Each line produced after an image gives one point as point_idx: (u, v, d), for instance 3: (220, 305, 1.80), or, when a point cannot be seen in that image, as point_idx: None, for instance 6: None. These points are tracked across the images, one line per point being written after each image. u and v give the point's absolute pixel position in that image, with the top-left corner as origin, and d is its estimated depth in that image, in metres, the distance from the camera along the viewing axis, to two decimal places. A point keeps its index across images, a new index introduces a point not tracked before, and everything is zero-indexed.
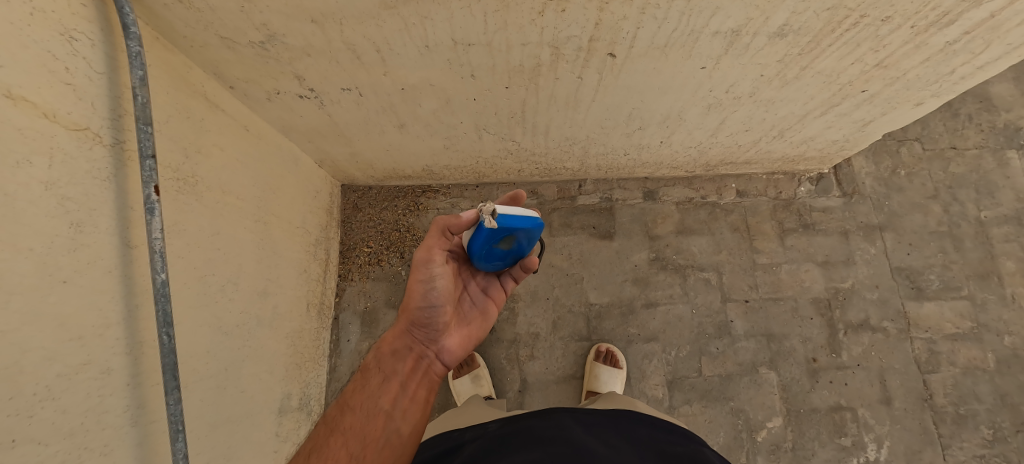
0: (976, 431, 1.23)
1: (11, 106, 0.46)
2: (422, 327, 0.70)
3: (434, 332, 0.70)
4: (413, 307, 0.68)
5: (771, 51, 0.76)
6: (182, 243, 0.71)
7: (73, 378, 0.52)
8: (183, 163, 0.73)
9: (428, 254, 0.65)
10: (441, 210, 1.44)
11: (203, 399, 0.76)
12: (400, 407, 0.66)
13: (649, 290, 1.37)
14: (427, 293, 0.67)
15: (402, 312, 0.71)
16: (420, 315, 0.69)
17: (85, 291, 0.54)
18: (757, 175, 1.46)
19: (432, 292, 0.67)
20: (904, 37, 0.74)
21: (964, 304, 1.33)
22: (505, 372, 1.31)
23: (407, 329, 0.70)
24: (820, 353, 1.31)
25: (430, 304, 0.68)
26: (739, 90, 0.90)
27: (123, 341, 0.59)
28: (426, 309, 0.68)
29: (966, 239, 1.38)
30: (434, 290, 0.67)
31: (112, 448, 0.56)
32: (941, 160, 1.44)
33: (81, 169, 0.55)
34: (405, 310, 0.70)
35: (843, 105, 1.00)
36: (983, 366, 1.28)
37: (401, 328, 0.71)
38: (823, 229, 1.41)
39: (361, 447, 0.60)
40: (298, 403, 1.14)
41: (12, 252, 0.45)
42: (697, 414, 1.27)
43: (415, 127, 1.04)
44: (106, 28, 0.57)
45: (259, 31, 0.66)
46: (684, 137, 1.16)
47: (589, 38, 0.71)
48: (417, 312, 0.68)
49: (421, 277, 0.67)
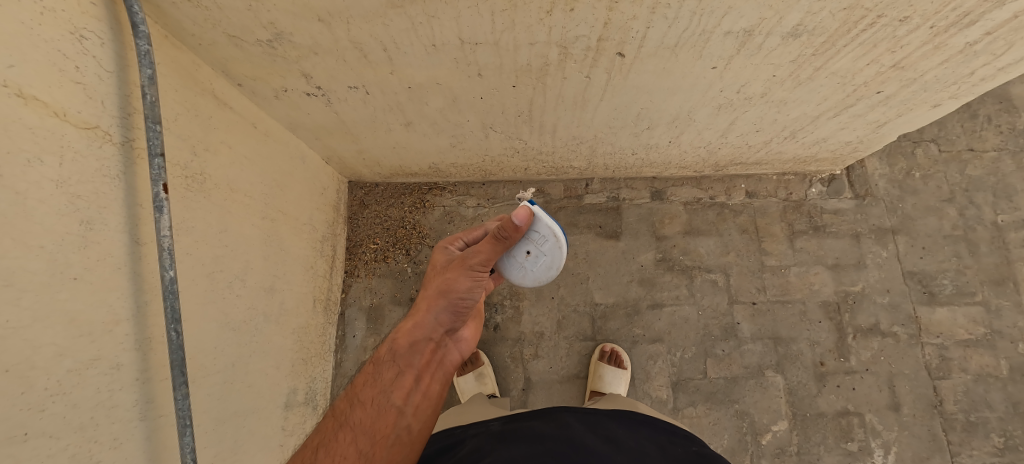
0: (986, 439, 1.21)
1: (21, 106, 0.46)
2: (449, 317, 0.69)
3: (457, 323, 0.71)
4: (451, 297, 0.68)
5: (784, 51, 0.74)
6: (191, 240, 0.71)
7: (83, 373, 0.53)
8: (192, 160, 0.73)
9: (485, 257, 0.67)
10: (447, 207, 1.44)
11: (211, 393, 0.77)
12: (412, 403, 0.64)
13: (655, 291, 1.36)
14: (471, 286, 0.68)
15: (431, 301, 0.68)
16: (453, 304, 0.68)
17: (94, 288, 0.55)
18: (767, 176, 1.44)
19: (479, 287, 0.69)
20: (922, 38, 0.71)
21: (978, 310, 1.30)
22: (509, 371, 1.32)
23: (431, 321, 0.68)
24: (828, 357, 1.29)
25: (469, 295, 0.69)
26: (750, 90, 0.89)
27: (132, 336, 0.60)
28: (463, 300, 0.69)
29: (981, 244, 1.35)
30: (480, 286, 0.69)
31: (122, 442, 0.57)
32: (958, 162, 1.41)
33: (91, 167, 0.55)
34: (435, 300, 0.68)
35: (857, 106, 0.97)
36: (995, 373, 1.26)
37: (426, 318, 0.68)
38: (834, 231, 1.39)
39: (371, 444, 0.59)
40: (304, 397, 1.16)
41: (21, 249, 0.46)
42: (701, 416, 1.26)
43: (422, 126, 1.03)
44: (115, 26, 0.57)
45: (266, 30, 0.66)
46: (693, 137, 1.14)
47: (598, 37, 0.70)
48: (453, 301, 0.68)
49: (469, 272, 0.67)
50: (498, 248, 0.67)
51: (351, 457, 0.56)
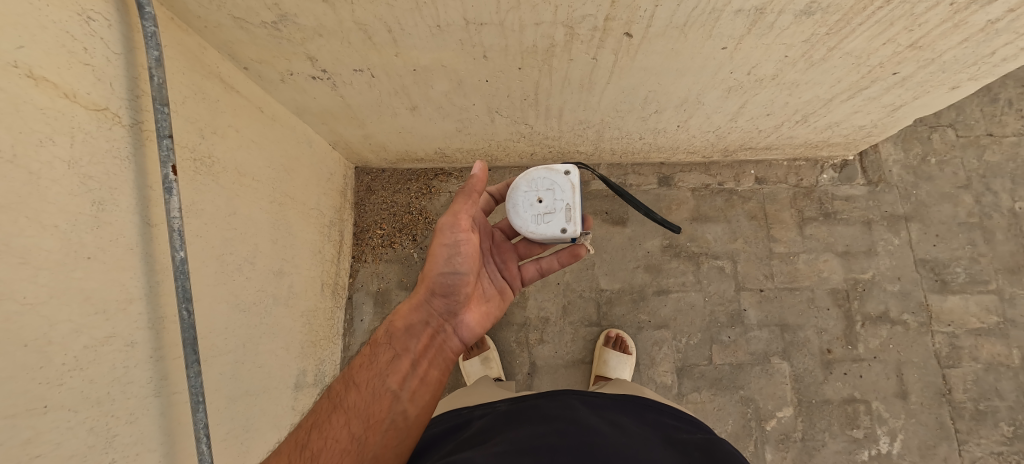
0: (994, 428, 1.21)
1: (32, 86, 0.47)
2: (442, 296, 0.71)
3: (452, 305, 0.73)
4: (435, 273, 0.70)
5: (796, 30, 0.72)
6: (200, 222, 0.72)
7: (99, 349, 0.54)
8: (200, 143, 0.74)
9: (453, 215, 0.70)
10: (453, 193, 1.44)
11: (223, 371, 0.79)
12: (408, 389, 0.66)
13: (661, 277, 1.35)
14: (450, 259, 0.70)
15: (422, 282, 0.72)
16: (441, 283, 0.71)
17: (108, 267, 0.56)
18: (778, 162, 1.41)
19: (455, 257, 0.69)
20: (942, 16, 0.69)
21: (991, 298, 1.28)
22: (515, 356, 1.33)
23: (424, 302, 0.72)
24: (835, 344, 1.28)
25: (452, 270, 0.70)
26: (761, 72, 0.87)
27: (146, 315, 0.61)
28: (448, 275, 0.70)
29: (997, 231, 1.32)
30: (457, 256, 0.69)
31: (139, 417, 0.59)
32: (976, 148, 1.37)
33: (103, 148, 0.56)
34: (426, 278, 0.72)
35: (872, 88, 0.95)
36: (1006, 362, 1.24)
37: (420, 299, 0.72)
38: (845, 218, 1.36)
39: (364, 428, 0.61)
40: (313, 379, 1.18)
41: (37, 228, 0.47)
42: (706, 401, 1.27)
43: (428, 109, 1.03)
44: (122, 8, 0.57)
45: (270, 11, 0.66)
46: (701, 121, 1.12)
47: (605, 17, 0.68)
48: (438, 276, 0.71)
49: (445, 237, 0.70)
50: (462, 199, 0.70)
51: (343, 440, 0.58)
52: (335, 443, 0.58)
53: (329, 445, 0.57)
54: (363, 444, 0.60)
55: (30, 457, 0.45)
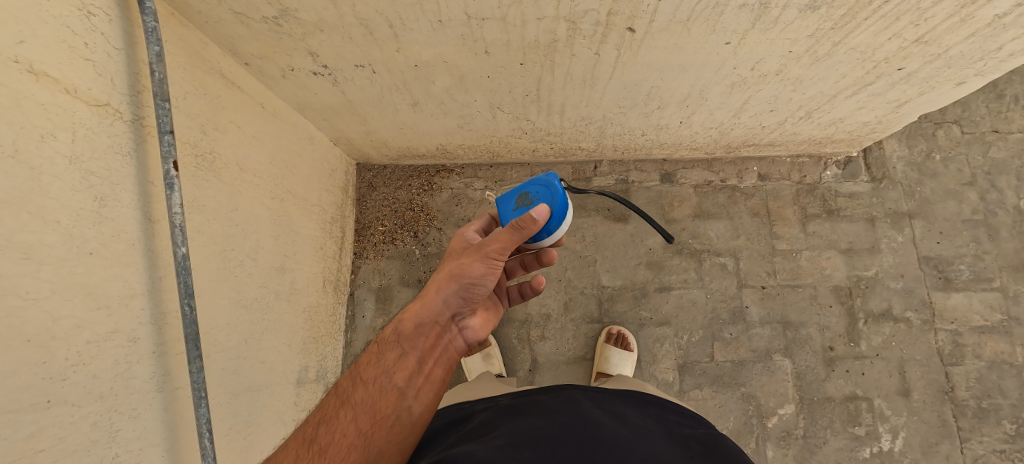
0: (997, 426, 1.20)
1: (33, 81, 0.47)
2: (459, 301, 0.71)
3: (464, 308, 0.73)
4: (461, 281, 0.68)
5: (801, 25, 0.72)
6: (201, 218, 0.72)
7: (101, 345, 0.54)
8: (201, 138, 0.73)
9: (502, 245, 0.66)
10: (455, 189, 1.43)
11: (225, 367, 0.79)
12: (414, 386, 0.66)
13: (663, 274, 1.35)
14: (482, 273, 0.68)
15: (443, 284, 0.69)
16: (463, 290, 0.69)
17: (110, 263, 0.56)
18: (781, 159, 1.40)
19: (488, 274, 0.68)
20: (949, 9, 0.68)
21: (995, 296, 1.27)
22: (516, 352, 1.33)
23: (440, 304, 0.70)
24: (837, 342, 1.28)
25: (480, 282, 0.69)
26: (765, 67, 0.86)
27: (147, 311, 0.61)
28: (474, 286, 0.69)
29: (1002, 228, 1.31)
30: (490, 274, 0.68)
31: (141, 412, 0.59)
32: (981, 144, 1.36)
33: (103, 143, 0.56)
34: (447, 281, 0.69)
35: (877, 84, 0.94)
36: (1010, 360, 1.24)
37: (436, 301, 0.69)
38: (848, 215, 1.36)
39: (370, 424, 0.61)
40: (314, 374, 1.18)
41: (39, 223, 0.47)
42: (707, 398, 1.27)
43: (429, 106, 1.03)
44: (122, 3, 0.57)
45: (270, 6, 0.65)
46: (705, 117, 1.11)
47: (608, 12, 0.68)
48: (464, 286, 0.69)
49: (486, 257, 0.67)
50: (514, 237, 0.65)
51: (350, 436, 0.58)
52: (343, 439, 0.58)
53: (337, 441, 0.57)
54: (368, 440, 0.60)
55: (33, 452, 0.45)
